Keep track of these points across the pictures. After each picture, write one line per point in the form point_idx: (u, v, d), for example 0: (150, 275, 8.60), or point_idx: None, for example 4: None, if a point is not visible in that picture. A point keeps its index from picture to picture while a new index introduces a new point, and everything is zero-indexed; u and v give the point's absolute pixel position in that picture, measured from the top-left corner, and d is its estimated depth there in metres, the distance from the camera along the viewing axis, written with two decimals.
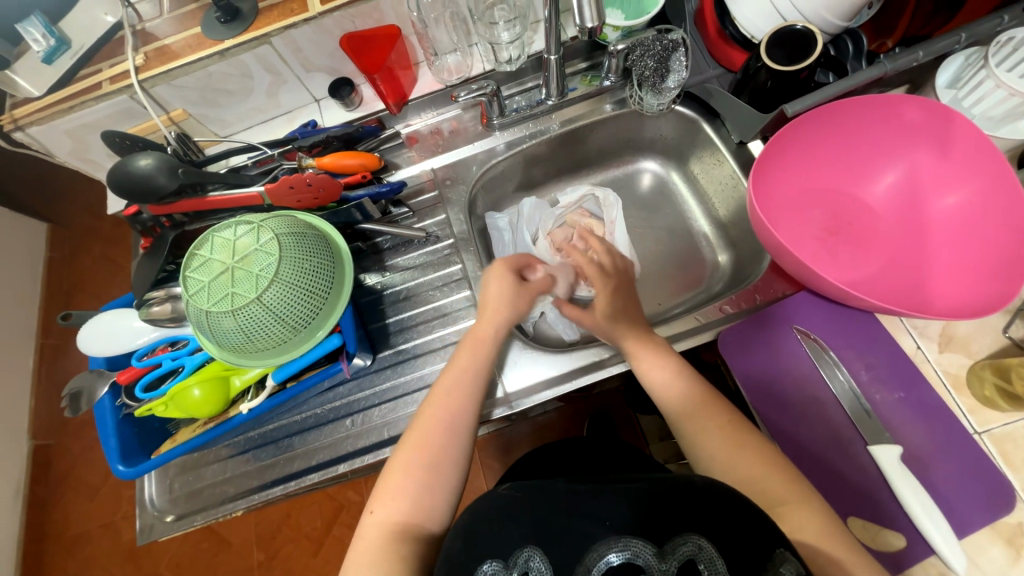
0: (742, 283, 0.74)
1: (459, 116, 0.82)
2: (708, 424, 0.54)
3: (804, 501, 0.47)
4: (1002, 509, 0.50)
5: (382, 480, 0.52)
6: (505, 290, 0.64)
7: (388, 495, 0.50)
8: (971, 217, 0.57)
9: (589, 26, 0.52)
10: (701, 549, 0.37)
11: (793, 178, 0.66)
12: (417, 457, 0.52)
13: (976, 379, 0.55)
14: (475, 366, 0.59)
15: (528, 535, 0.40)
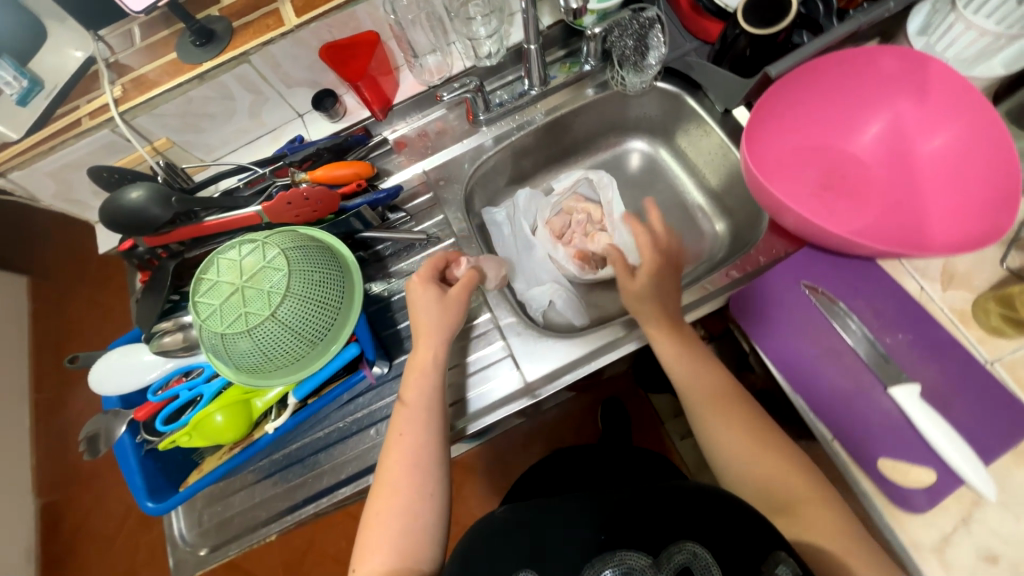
0: (743, 249, 0.76)
1: (445, 117, 0.82)
2: (723, 416, 0.57)
3: (796, 488, 0.51)
4: (1022, 432, 0.52)
5: (364, 535, 0.53)
6: (432, 310, 0.62)
7: (369, 548, 0.52)
8: (958, 156, 0.59)
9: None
10: (695, 554, 0.42)
11: (784, 138, 0.67)
12: (393, 504, 0.53)
13: (981, 312, 0.57)
14: (429, 400, 0.58)
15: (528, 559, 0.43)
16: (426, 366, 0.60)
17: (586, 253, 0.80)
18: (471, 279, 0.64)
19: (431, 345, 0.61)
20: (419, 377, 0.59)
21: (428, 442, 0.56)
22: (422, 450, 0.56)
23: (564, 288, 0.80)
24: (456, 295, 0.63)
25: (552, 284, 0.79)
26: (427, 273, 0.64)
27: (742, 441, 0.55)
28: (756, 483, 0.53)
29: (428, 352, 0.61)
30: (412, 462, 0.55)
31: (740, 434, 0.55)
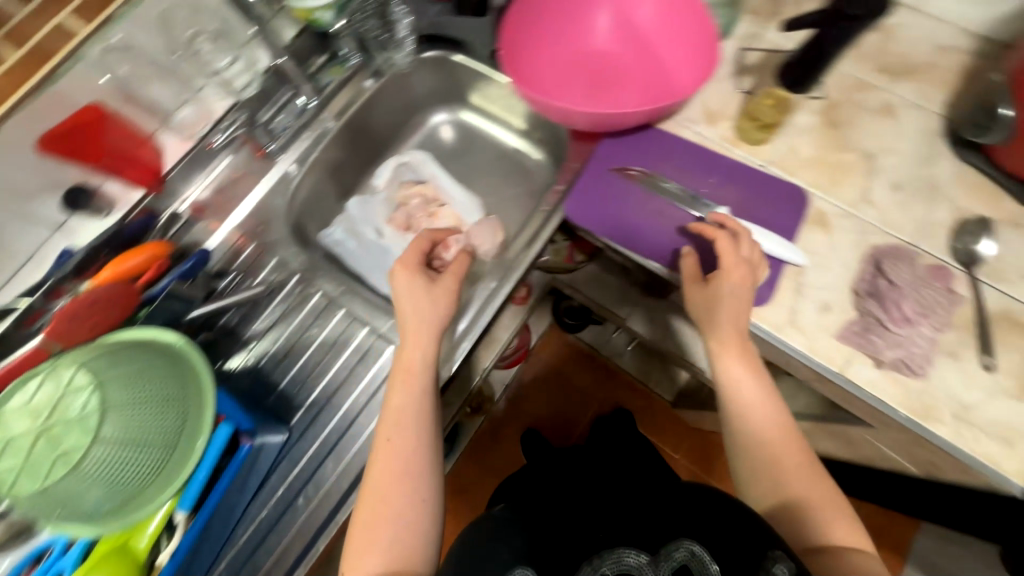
0: (562, 149, 0.83)
1: (234, 163, 0.75)
2: (770, 455, 0.53)
3: (795, 465, 0.52)
4: (803, 205, 0.66)
5: (354, 536, 0.52)
6: (415, 312, 0.59)
7: (361, 551, 0.50)
8: (670, 13, 0.67)
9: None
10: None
11: (541, 56, 0.72)
12: (388, 506, 0.52)
13: (743, 132, 0.70)
14: (415, 401, 0.56)
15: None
16: (413, 373, 0.57)
17: (438, 231, 0.82)
18: (455, 276, 0.62)
19: (415, 360, 0.57)
20: (396, 383, 0.56)
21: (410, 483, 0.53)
22: (413, 493, 0.52)
23: (433, 272, 0.79)
24: (443, 284, 0.61)
25: None
26: (413, 255, 0.63)
27: (779, 463, 0.53)
28: (757, 435, 0.54)
29: (417, 368, 0.57)
30: (401, 503, 0.52)
31: (775, 468, 0.53)
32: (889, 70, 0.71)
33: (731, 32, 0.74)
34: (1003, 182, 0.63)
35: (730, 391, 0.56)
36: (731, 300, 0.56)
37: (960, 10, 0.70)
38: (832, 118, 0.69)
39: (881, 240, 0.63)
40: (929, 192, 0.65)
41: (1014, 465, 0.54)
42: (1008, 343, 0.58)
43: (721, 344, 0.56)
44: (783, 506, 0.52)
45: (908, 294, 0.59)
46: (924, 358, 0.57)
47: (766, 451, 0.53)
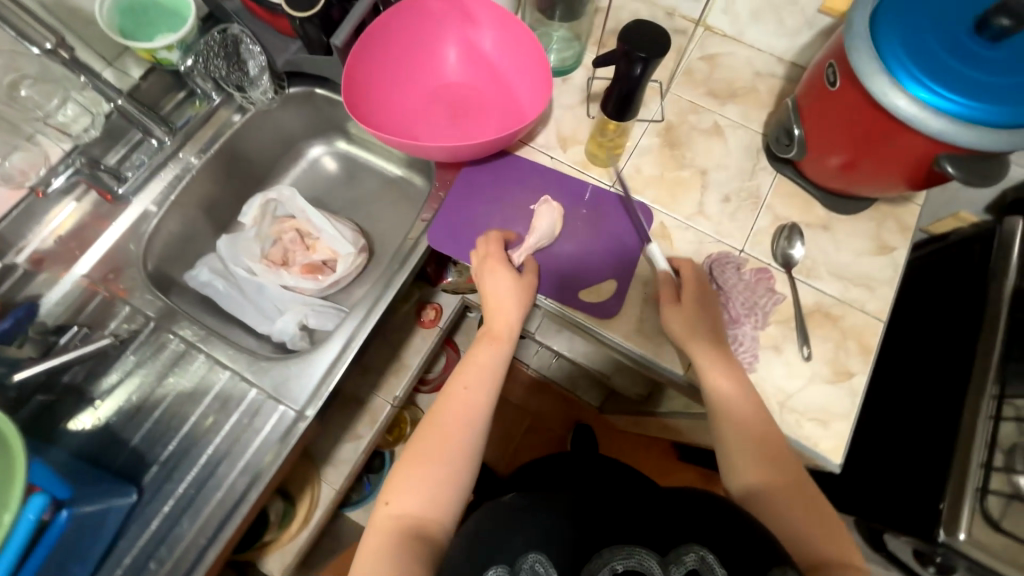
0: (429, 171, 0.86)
1: (80, 208, 0.71)
2: (753, 453, 0.54)
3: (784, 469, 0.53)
4: (648, 220, 0.71)
5: (400, 470, 0.55)
6: (507, 290, 0.62)
7: (408, 485, 0.54)
8: (515, 51, 0.72)
9: (47, 46, 0.58)
10: (701, 556, 0.43)
11: (402, 92, 0.74)
12: (442, 452, 0.55)
13: (594, 156, 0.74)
14: (495, 361, 0.61)
15: (534, 542, 0.49)
16: (502, 339, 0.62)
17: (314, 265, 0.81)
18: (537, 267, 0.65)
19: (468, 384, 0.59)
20: (495, 346, 0.61)
21: (447, 461, 0.55)
22: (451, 468, 0.54)
23: (310, 304, 0.79)
24: (529, 276, 0.64)
25: (296, 307, 0.78)
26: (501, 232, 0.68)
27: (766, 467, 0.54)
28: (751, 442, 0.55)
29: (472, 401, 0.58)
30: (436, 471, 0.54)
31: (763, 468, 0.54)
32: (716, 94, 0.79)
33: (579, 62, 0.79)
34: (810, 191, 0.72)
35: (709, 391, 0.57)
36: (705, 306, 0.61)
37: (770, 40, 0.79)
38: (670, 139, 0.76)
39: (714, 249, 0.70)
40: (752, 202, 0.72)
41: (829, 443, 0.60)
42: (820, 334, 0.65)
43: (693, 333, 0.59)
44: (769, 494, 0.52)
45: (734, 296, 0.65)
46: (751, 354, 0.63)
47: (749, 456, 0.54)
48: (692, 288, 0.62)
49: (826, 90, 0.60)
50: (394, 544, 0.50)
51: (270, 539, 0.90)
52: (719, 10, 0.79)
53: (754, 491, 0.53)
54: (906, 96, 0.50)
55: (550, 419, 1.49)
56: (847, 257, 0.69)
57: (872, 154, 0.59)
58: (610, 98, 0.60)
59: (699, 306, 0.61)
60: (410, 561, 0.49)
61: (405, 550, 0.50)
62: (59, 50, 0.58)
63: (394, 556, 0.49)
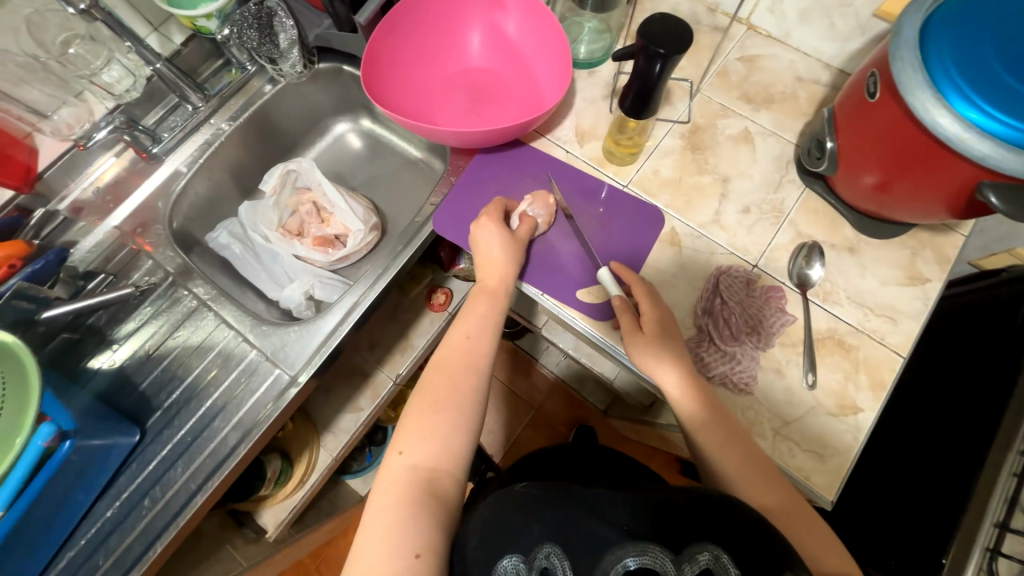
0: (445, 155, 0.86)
1: (118, 163, 0.76)
2: (743, 467, 0.51)
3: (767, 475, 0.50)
4: (659, 224, 0.69)
5: (404, 423, 0.55)
6: (498, 248, 0.64)
7: (424, 443, 0.53)
8: (541, 40, 0.70)
9: (81, 7, 0.59)
10: (716, 557, 0.40)
11: (424, 72, 0.74)
12: (440, 406, 0.55)
13: (610, 153, 0.72)
14: (496, 316, 0.62)
15: (550, 532, 0.44)
16: (498, 294, 0.63)
17: (327, 238, 0.83)
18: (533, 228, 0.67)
19: (469, 333, 0.60)
20: (494, 301, 0.63)
21: (456, 410, 0.55)
22: (458, 416, 0.54)
23: (319, 276, 0.81)
24: (526, 247, 0.66)
25: (305, 277, 0.80)
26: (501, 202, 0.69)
27: (759, 475, 0.51)
28: (723, 452, 0.52)
29: (468, 361, 0.58)
30: (444, 420, 0.54)
31: (758, 481, 0.50)
32: (750, 99, 0.74)
33: (607, 55, 0.76)
34: (840, 210, 0.67)
35: (686, 401, 0.55)
36: (668, 331, 0.59)
37: (817, 44, 0.74)
38: (694, 142, 0.73)
39: (725, 261, 0.67)
40: (774, 216, 0.68)
41: (823, 478, 0.57)
42: (829, 363, 0.61)
43: (658, 359, 0.56)
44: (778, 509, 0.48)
45: (736, 312, 0.62)
46: (749, 375, 0.60)
47: (739, 466, 0.51)
48: (655, 317, 0.59)
49: (865, 102, 0.55)
50: (410, 498, 0.49)
51: (266, 494, 0.95)
52: (765, 8, 0.75)
53: (764, 503, 0.49)
54: (950, 115, 0.45)
55: (553, 415, 1.49)
56: (871, 285, 0.64)
57: (908, 175, 0.54)
58: (627, 95, 0.58)
59: (662, 317, 0.59)
60: (426, 518, 0.48)
61: (421, 503, 0.49)
62: (93, 11, 0.59)
63: (409, 509, 0.48)
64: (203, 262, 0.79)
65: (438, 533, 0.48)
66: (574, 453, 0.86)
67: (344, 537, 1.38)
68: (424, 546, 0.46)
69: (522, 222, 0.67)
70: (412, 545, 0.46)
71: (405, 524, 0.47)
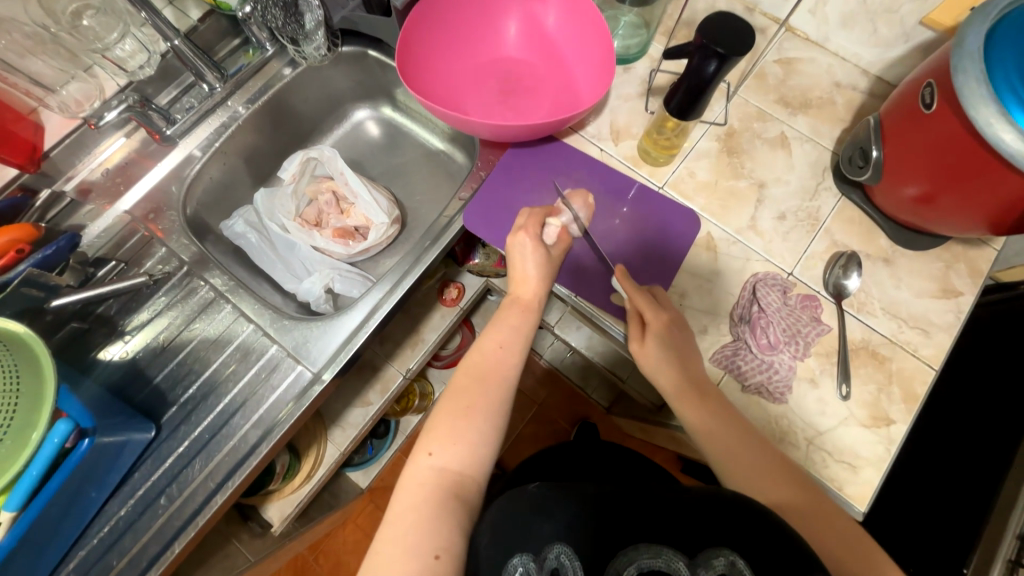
0: (473, 148, 0.83)
1: (128, 144, 0.73)
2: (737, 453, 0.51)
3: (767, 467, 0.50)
4: (696, 227, 0.68)
5: (435, 424, 0.53)
6: (532, 264, 0.61)
7: (447, 441, 0.51)
8: (580, 32, 0.68)
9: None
10: (732, 563, 0.39)
11: (456, 61, 0.71)
12: (463, 404, 0.53)
13: (646, 154, 0.70)
14: (531, 324, 0.61)
15: (561, 533, 0.45)
16: (532, 310, 0.61)
17: (347, 230, 0.81)
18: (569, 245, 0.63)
19: (502, 342, 0.58)
20: (526, 314, 0.61)
21: (484, 415, 0.53)
22: (483, 424, 0.53)
23: (338, 269, 0.78)
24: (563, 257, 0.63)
25: (323, 270, 0.77)
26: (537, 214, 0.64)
27: (763, 466, 0.50)
28: (716, 444, 0.52)
29: (498, 371, 0.56)
30: (473, 425, 0.52)
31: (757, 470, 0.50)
32: (787, 103, 0.73)
33: (644, 51, 0.74)
34: (877, 219, 0.66)
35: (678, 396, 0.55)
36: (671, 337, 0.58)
37: (856, 50, 0.73)
38: (730, 145, 0.71)
39: (761, 268, 0.66)
40: (810, 224, 0.67)
41: (855, 489, 0.57)
42: (863, 375, 0.61)
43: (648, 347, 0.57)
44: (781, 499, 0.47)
45: (776, 320, 0.61)
46: (785, 384, 0.60)
47: (725, 445, 0.52)
48: (659, 324, 0.58)
49: (917, 113, 0.54)
50: (434, 500, 0.47)
51: (274, 489, 0.92)
52: (806, 10, 0.73)
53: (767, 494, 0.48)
54: (1014, 130, 0.45)
55: (555, 411, 1.48)
56: (905, 297, 0.64)
57: (955, 190, 0.54)
58: (676, 93, 0.57)
59: (667, 327, 0.58)
60: (449, 521, 0.46)
61: (443, 504, 0.47)
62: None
63: (430, 510, 0.47)
64: (216, 251, 0.76)
65: (458, 537, 0.46)
66: (577, 453, 0.85)
67: (343, 530, 1.37)
68: (444, 547, 0.45)
69: (557, 238, 0.64)
70: (432, 545, 0.45)
71: (427, 526, 0.46)
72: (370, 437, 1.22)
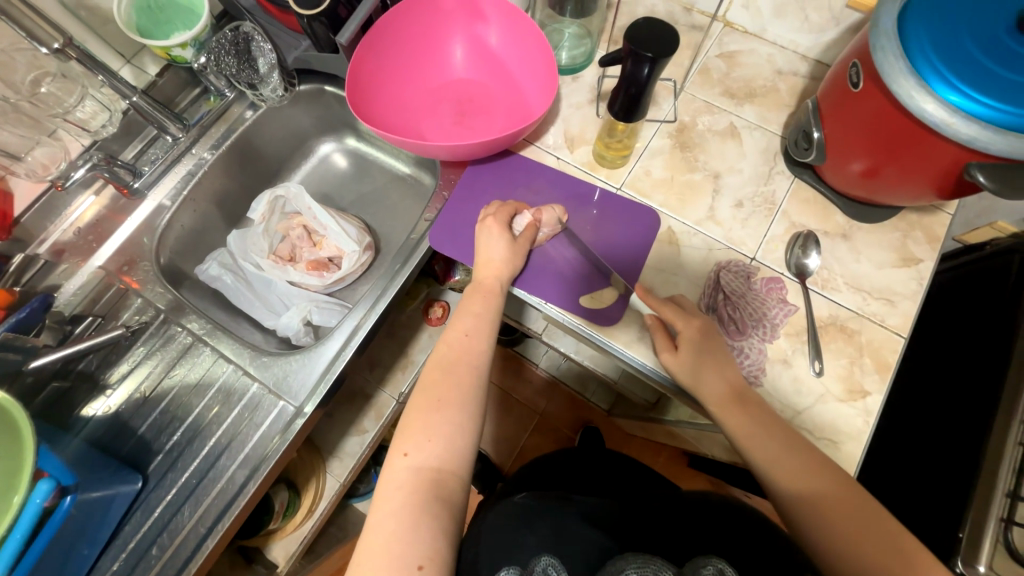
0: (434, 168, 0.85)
1: (98, 202, 0.74)
2: (778, 454, 0.51)
3: (791, 452, 0.51)
4: (655, 224, 0.69)
5: (411, 427, 0.53)
6: (500, 252, 0.64)
7: (427, 442, 0.51)
8: (524, 47, 0.70)
9: (55, 46, 0.57)
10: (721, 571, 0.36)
11: (409, 89, 0.74)
12: (436, 407, 0.54)
13: (601, 157, 0.72)
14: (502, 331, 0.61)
15: (546, 544, 0.46)
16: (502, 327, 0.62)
17: (321, 261, 0.82)
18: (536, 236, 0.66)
19: (468, 335, 0.59)
20: (490, 299, 0.62)
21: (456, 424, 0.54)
22: (451, 433, 0.52)
23: (315, 300, 0.80)
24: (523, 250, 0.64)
25: (302, 302, 0.79)
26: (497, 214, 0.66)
27: (792, 456, 0.51)
28: (743, 438, 0.53)
29: (468, 372, 0.57)
30: (444, 422, 0.53)
31: (793, 463, 0.50)
32: (733, 94, 0.75)
33: (589, 60, 0.76)
34: (831, 197, 0.68)
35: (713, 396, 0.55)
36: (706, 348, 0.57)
37: (793, 37, 0.76)
38: (683, 140, 0.73)
39: (723, 255, 0.67)
40: (767, 208, 0.69)
41: (839, 465, 0.57)
42: (833, 349, 0.62)
43: (702, 375, 0.56)
44: (813, 499, 0.48)
45: (740, 306, 0.63)
46: (758, 368, 0.61)
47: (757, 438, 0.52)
48: (691, 329, 0.58)
49: (848, 92, 0.56)
50: (413, 505, 0.48)
51: (275, 528, 0.91)
52: (740, 5, 0.76)
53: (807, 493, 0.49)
54: (934, 99, 0.46)
55: (556, 419, 1.48)
56: (866, 269, 0.65)
57: (896, 161, 0.55)
58: (617, 98, 0.58)
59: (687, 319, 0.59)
60: (432, 527, 0.46)
61: (425, 507, 0.47)
62: (67, 50, 0.57)
63: (413, 518, 0.47)
64: (193, 296, 0.77)
65: (441, 545, 0.46)
66: (581, 460, 0.84)
67: None
68: (427, 556, 0.44)
69: (526, 227, 0.66)
70: (417, 555, 0.44)
71: (410, 535, 0.45)
72: (373, 464, 1.21)
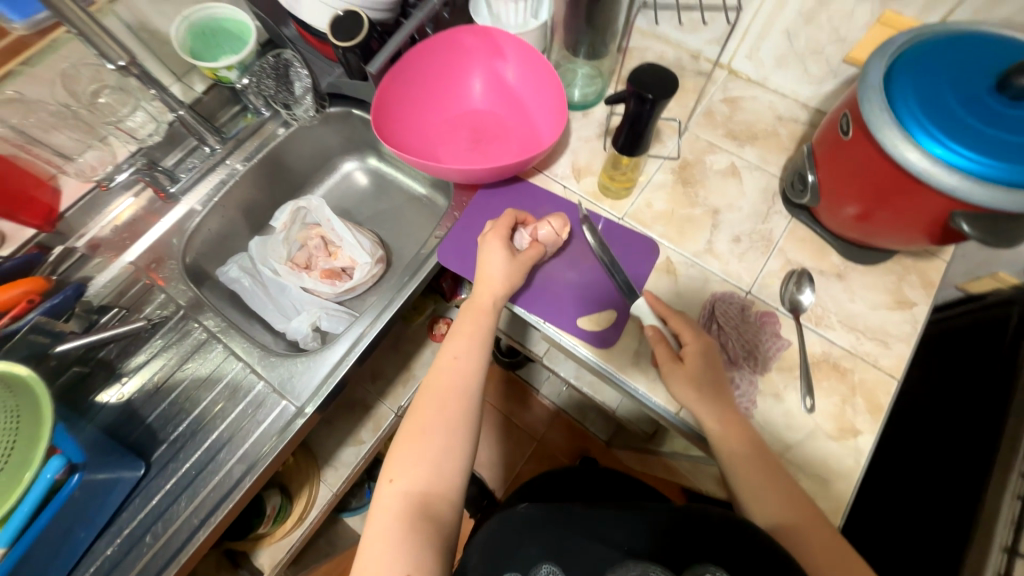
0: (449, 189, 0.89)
1: (136, 203, 0.80)
2: (762, 486, 0.53)
3: (773, 484, 0.53)
4: (654, 254, 0.72)
5: (398, 450, 0.55)
6: (499, 266, 0.65)
7: (417, 461, 0.53)
8: (538, 84, 0.76)
9: (121, 63, 0.64)
10: None
11: (429, 116, 0.80)
12: (430, 425, 0.56)
13: (606, 188, 0.76)
14: None
15: (549, 553, 0.46)
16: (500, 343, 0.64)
17: (334, 271, 0.86)
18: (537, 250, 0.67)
19: (458, 356, 0.62)
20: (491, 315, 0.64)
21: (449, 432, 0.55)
22: (441, 442, 0.54)
23: (326, 307, 0.84)
24: (522, 262, 0.66)
25: (313, 308, 0.83)
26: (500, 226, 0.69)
27: (772, 485, 0.53)
28: (732, 462, 0.54)
29: (465, 383, 0.59)
30: (437, 432, 0.54)
31: (773, 491, 0.52)
32: (735, 136, 0.79)
33: (599, 98, 0.82)
34: (827, 238, 0.70)
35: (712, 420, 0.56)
36: (709, 371, 0.59)
37: (794, 86, 0.80)
38: (685, 176, 0.77)
39: (719, 288, 0.69)
40: (764, 245, 0.71)
41: (828, 503, 0.57)
42: (825, 386, 0.63)
43: (703, 394, 0.57)
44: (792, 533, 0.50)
45: (732, 338, 0.65)
46: (748, 400, 0.62)
47: (745, 462, 0.54)
48: (697, 346, 0.60)
49: (839, 139, 0.59)
50: (403, 526, 0.49)
51: (264, 533, 0.91)
52: (744, 55, 0.81)
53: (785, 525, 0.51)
54: (918, 151, 0.49)
55: (554, 446, 1.46)
56: (861, 309, 0.67)
57: (886, 207, 0.58)
58: (620, 134, 0.63)
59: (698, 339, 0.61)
60: (421, 544, 0.48)
61: (414, 527, 0.49)
62: (131, 67, 0.64)
63: (405, 535, 0.49)
64: (212, 295, 0.81)
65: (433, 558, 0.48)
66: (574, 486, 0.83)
67: None
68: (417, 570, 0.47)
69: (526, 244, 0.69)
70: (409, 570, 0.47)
71: (404, 553, 0.47)
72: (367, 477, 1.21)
